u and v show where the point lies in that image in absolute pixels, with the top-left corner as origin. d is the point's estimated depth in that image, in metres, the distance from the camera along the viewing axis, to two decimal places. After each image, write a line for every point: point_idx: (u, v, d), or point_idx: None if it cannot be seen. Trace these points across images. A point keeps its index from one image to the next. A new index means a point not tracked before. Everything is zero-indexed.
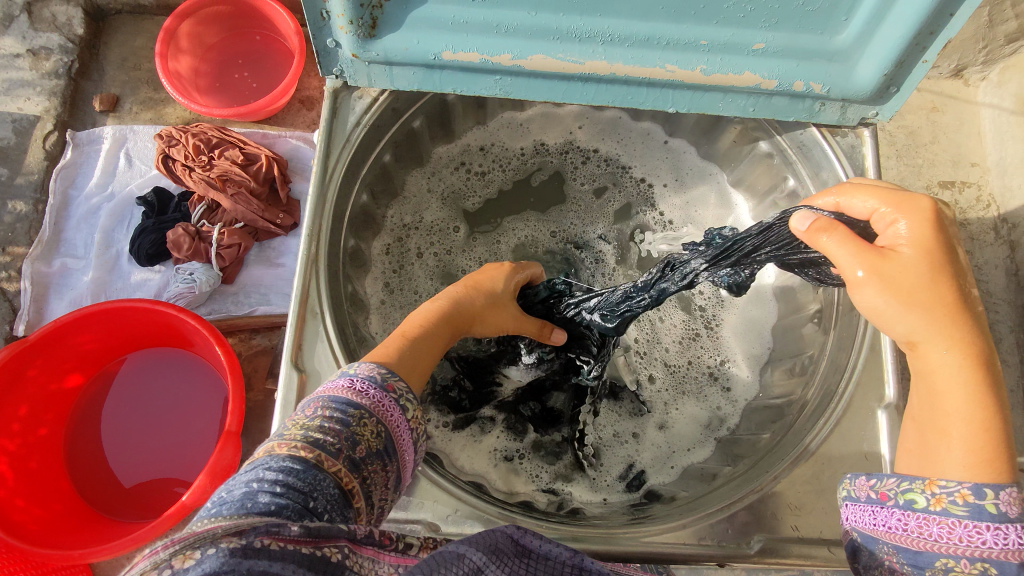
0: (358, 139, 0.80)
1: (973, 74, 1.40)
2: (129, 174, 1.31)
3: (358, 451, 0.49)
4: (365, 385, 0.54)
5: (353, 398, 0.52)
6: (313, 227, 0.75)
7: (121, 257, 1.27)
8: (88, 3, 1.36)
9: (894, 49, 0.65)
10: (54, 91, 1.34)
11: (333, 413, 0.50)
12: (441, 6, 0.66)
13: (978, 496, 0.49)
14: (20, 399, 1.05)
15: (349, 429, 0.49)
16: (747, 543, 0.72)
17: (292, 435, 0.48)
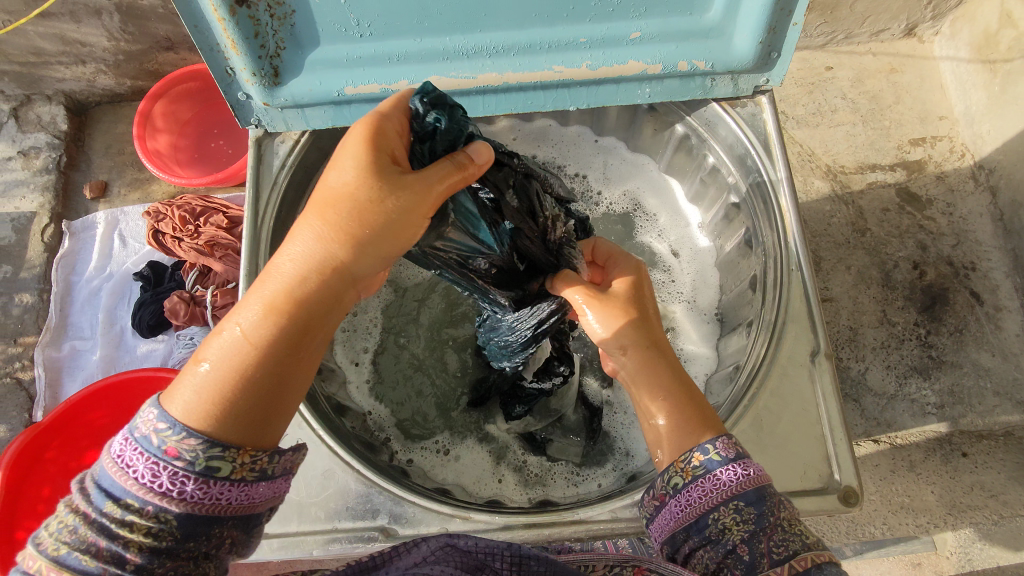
0: (285, 180, 0.83)
1: (926, 30, 1.41)
2: (124, 253, 1.37)
3: (134, 559, 0.44)
4: (137, 455, 0.46)
5: (119, 483, 0.46)
6: (251, 266, 0.79)
7: (125, 332, 1.32)
8: (69, 100, 1.44)
9: (762, 17, 0.71)
10: (46, 186, 1.41)
11: (100, 518, 0.45)
12: (338, 46, 0.75)
13: (705, 451, 0.58)
14: (39, 481, 1.09)
15: (125, 536, 0.44)
16: None
17: (47, 546, 0.44)
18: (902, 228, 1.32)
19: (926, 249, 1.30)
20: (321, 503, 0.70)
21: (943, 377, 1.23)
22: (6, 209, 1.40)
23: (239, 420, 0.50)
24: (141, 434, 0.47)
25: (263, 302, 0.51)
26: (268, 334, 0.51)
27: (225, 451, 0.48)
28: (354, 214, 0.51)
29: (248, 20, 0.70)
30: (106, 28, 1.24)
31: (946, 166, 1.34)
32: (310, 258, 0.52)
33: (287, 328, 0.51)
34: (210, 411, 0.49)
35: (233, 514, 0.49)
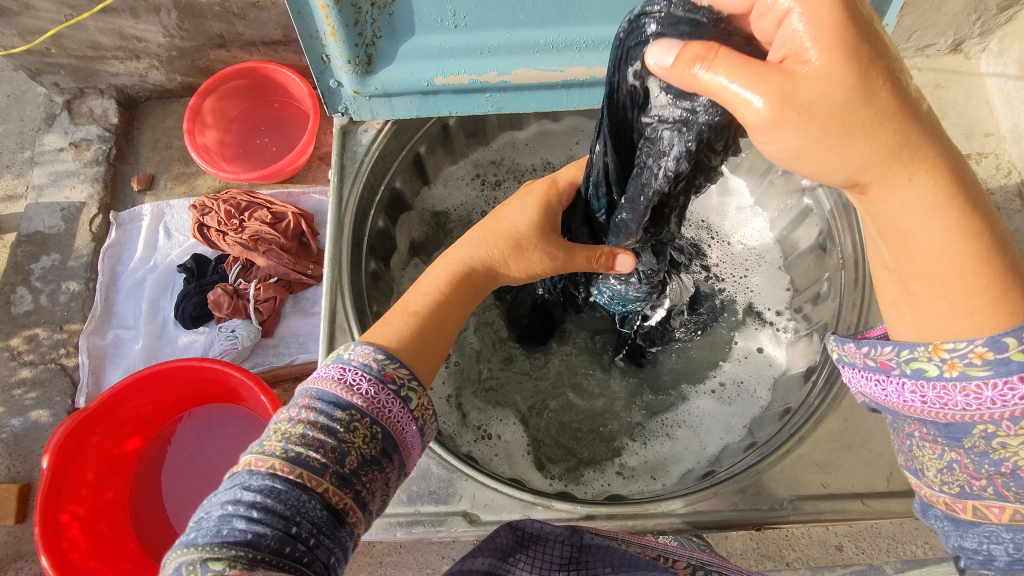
0: (368, 167, 0.85)
1: (973, 46, 1.39)
2: (169, 245, 1.40)
3: (350, 464, 0.51)
4: (359, 378, 0.55)
5: (346, 397, 0.53)
6: (335, 250, 0.80)
7: (168, 322, 1.35)
8: (121, 95, 1.47)
9: None
10: (96, 177, 1.44)
11: (329, 419, 0.51)
12: (428, 38, 0.76)
13: (997, 350, 0.47)
14: (87, 465, 1.11)
15: (347, 441, 0.51)
16: (781, 505, 0.72)
17: (272, 448, 0.49)
18: None
19: None
20: (403, 486, 0.72)
21: None
22: (55, 199, 1.43)
23: (427, 351, 0.64)
24: (359, 361, 0.57)
25: (454, 264, 0.71)
26: (457, 287, 0.70)
27: (415, 390, 0.57)
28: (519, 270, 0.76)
29: (350, 8, 0.71)
30: (163, 25, 1.27)
31: (992, 182, 1.33)
32: (473, 245, 0.73)
33: (468, 289, 0.71)
34: (403, 335, 0.63)
35: (401, 454, 0.56)
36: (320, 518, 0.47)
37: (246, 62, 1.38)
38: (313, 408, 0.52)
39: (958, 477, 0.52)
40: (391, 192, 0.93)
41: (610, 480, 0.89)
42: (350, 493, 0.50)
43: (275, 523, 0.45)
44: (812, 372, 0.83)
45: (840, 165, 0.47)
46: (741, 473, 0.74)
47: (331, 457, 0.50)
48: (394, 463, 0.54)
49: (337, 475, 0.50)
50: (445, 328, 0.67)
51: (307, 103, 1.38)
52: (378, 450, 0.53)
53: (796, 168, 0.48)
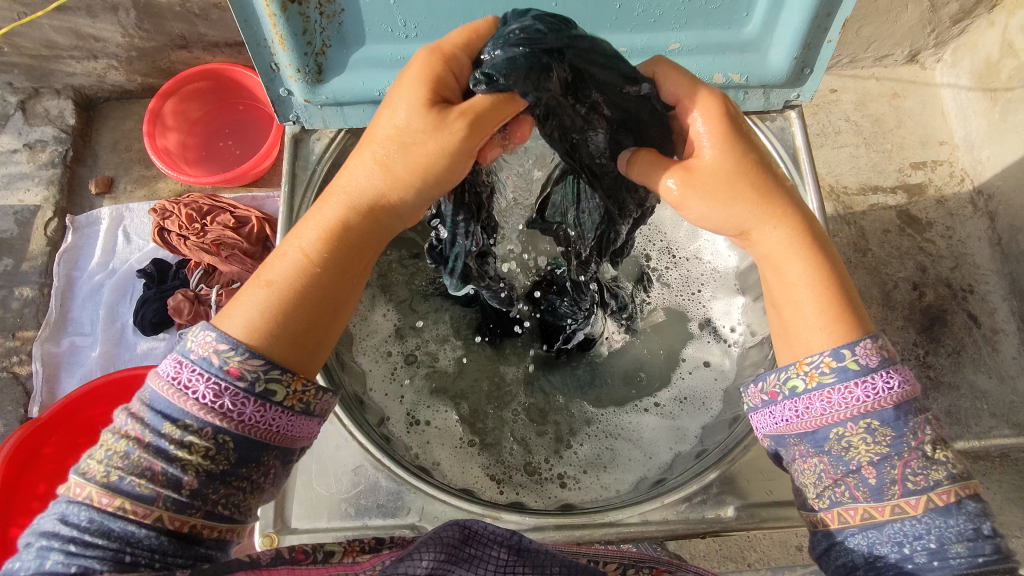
0: (322, 176, 0.82)
1: (928, 57, 1.44)
2: (128, 250, 1.36)
3: (190, 484, 0.50)
4: (194, 378, 0.51)
5: (177, 405, 0.51)
6: None
7: (126, 329, 1.31)
8: (78, 95, 1.44)
9: (798, 32, 0.76)
10: (52, 180, 1.40)
11: (159, 438, 0.50)
12: (379, 47, 0.76)
13: (839, 359, 0.57)
14: (37, 478, 1.07)
15: (183, 460, 0.50)
16: (724, 510, 0.74)
17: (93, 470, 0.49)
18: (903, 250, 1.34)
19: (925, 271, 1.32)
20: (351, 499, 0.71)
21: (942, 399, 1.25)
22: (9, 202, 1.39)
23: (303, 333, 0.56)
24: (200, 356, 0.52)
25: (322, 227, 0.58)
26: (327, 256, 0.58)
27: (283, 375, 0.54)
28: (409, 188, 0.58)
29: (298, 16, 0.72)
30: (121, 25, 1.24)
31: (946, 190, 1.37)
32: (351, 194, 0.58)
33: (346, 251, 0.58)
34: (262, 326, 0.55)
35: (281, 443, 0.55)
36: (160, 543, 0.48)
37: (209, 63, 1.36)
38: (140, 419, 0.51)
39: (827, 485, 0.58)
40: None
41: (564, 488, 0.89)
42: (200, 506, 0.50)
43: (103, 553, 0.47)
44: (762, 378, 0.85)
45: (695, 204, 0.62)
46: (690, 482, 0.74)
47: (167, 481, 0.49)
48: (255, 463, 0.53)
49: (174, 498, 0.49)
50: (329, 302, 0.58)
51: None
52: (231, 461, 0.52)
53: (701, 226, 0.64)
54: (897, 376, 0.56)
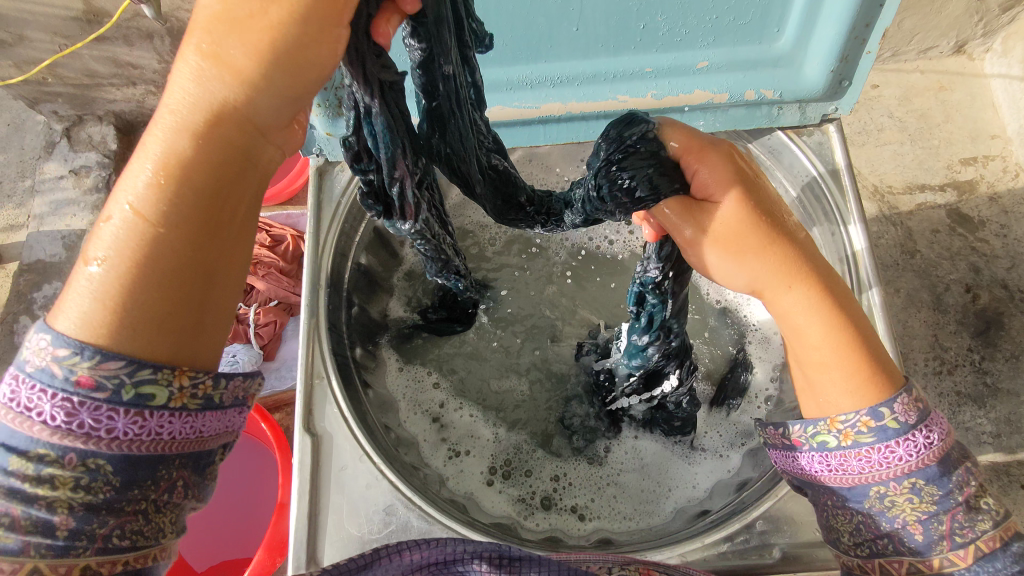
0: (347, 206, 0.85)
1: (976, 47, 1.37)
2: None
3: (65, 524, 0.36)
4: (25, 396, 0.36)
5: (16, 435, 0.36)
6: (313, 298, 0.79)
7: None
8: (120, 121, 1.48)
9: (833, 44, 0.76)
10: (96, 205, 1.45)
11: (5, 478, 0.35)
12: None
13: (877, 418, 0.53)
14: None
15: (48, 498, 0.36)
16: (768, 554, 0.70)
17: None
18: (953, 250, 1.28)
19: (979, 271, 1.26)
20: (383, 540, 0.69)
21: (1000, 407, 1.18)
22: (57, 226, 1.44)
23: (155, 334, 0.38)
24: (36, 368, 0.36)
25: (153, 165, 0.37)
26: (170, 208, 0.37)
27: (158, 374, 0.38)
28: (203, 136, 0.38)
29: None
30: (157, 52, 1.27)
31: (999, 186, 1.30)
32: (176, 114, 0.37)
33: (201, 199, 0.38)
34: (106, 322, 0.37)
35: (182, 450, 0.41)
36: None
37: None
38: None
39: (866, 538, 0.54)
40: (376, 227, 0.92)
41: (598, 517, 0.87)
42: (89, 545, 0.37)
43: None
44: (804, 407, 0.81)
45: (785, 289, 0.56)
46: (733, 521, 0.72)
47: (35, 527, 0.36)
48: (148, 481, 0.39)
49: (49, 543, 0.36)
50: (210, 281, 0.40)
51: None
52: (115, 486, 0.38)
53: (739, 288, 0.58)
54: (935, 430, 0.53)
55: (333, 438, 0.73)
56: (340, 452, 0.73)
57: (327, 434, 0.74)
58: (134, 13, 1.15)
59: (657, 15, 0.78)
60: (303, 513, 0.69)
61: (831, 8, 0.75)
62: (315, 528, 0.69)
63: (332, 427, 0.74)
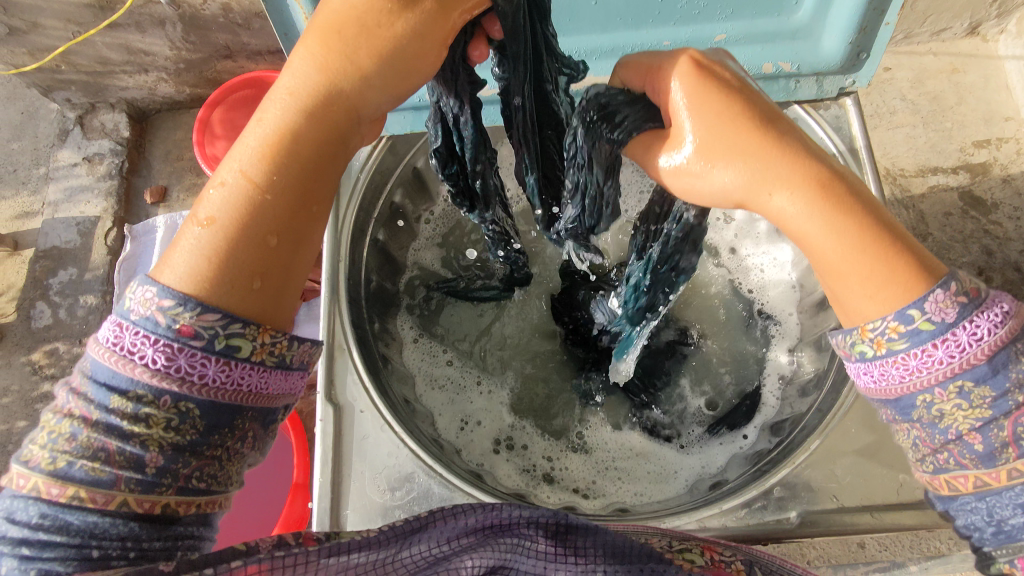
0: (365, 183, 0.85)
1: (989, 28, 1.35)
2: None
3: (154, 461, 0.44)
4: (127, 338, 0.43)
5: (120, 372, 0.43)
6: (333, 272, 0.80)
7: None
8: (132, 108, 1.49)
9: (853, 15, 0.74)
10: (110, 192, 1.46)
11: (108, 415, 0.43)
12: None
13: (906, 322, 0.49)
14: None
15: (139, 437, 0.43)
16: (785, 518, 0.72)
17: (44, 456, 0.43)
18: (966, 232, 1.27)
19: (992, 254, 1.26)
20: (405, 506, 0.71)
21: None
22: (71, 214, 1.46)
23: (260, 277, 0.47)
24: (141, 316, 0.44)
25: (271, 140, 0.48)
26: (276, 178, 0.48)
27: (246, 328, 0.45)
28: (315, 123, 0.48)
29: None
30: (169, 38, 1.28)
31: (1013, 168, 1.29)
32: (296, 100, 0.48)
33: (300, 173, 0.48)
34: (208, 274, 0.46)
35: (256, 405, 0.48)
36: (127, 531, 0.43)
37: (253, 71, 1.39)
38: (83, 393, 0.44)
39: (925, 453, 0.54)
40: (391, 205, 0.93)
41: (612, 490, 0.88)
42: (173, 482, 0.45)
43: (68, 553, 0.42)
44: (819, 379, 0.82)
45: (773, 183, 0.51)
46: (749, 488, 0.73)
47: (129, 462, 0.43)
48: (226, 428, 0.47)
49: (139, 478, 0.44)
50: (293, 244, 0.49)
51: None
52: (199, 430, 0.45)
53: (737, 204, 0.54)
54: (986, 319, 0.49)
55: (354, 408, 0.74)
56: (361, 422, 0.74)
57: (348, 404, 0.75)
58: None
59: None
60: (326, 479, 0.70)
61: None
62: (337, 495, 0.70)
63: (353, 397, 0.75)
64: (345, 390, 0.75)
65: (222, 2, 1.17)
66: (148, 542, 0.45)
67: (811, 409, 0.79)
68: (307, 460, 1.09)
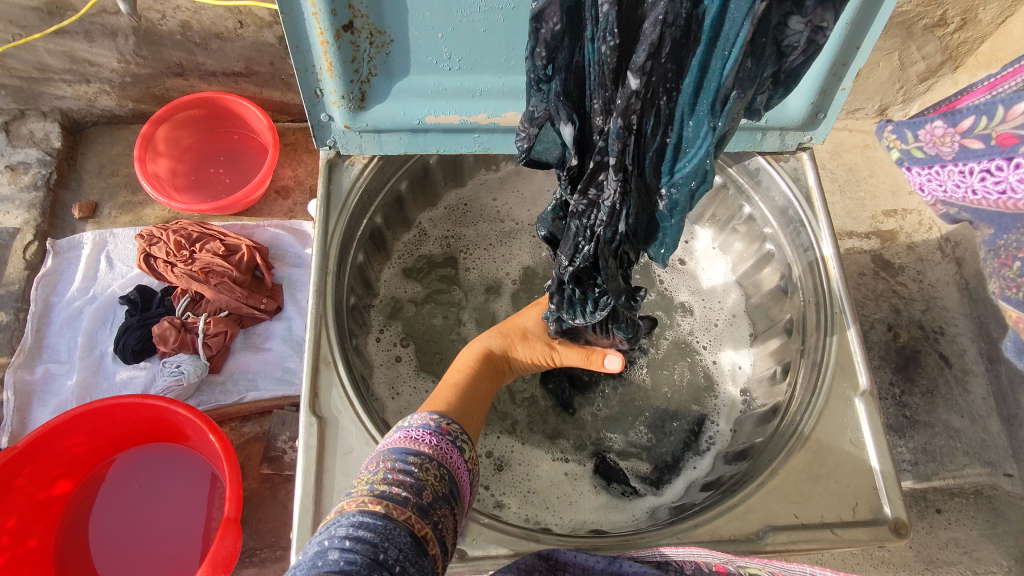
0: (355, 201, 0.85)
1: (897, 111, 1.43)
2: (110, 276, 1.33)
3: (428, 497, 0.53)
4: (422, 434, 0.59)
5: (415, 448, 0.57)
6: (319, 285, 0.79)
7: (105, 357, 1.27)
8: (65, 119, 1.42)
9: (816, 80, 0.78)
10: (33, 203, 1.37)
11: (405, 464, 0.55)
12: (421, 76, 0.74)
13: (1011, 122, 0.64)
14: (8, 510, 1.01)
15: (422, 479, 0.54)
16: (758, 534, 0.72)
17: (361, 492, 0.52)
18: (877, 292, 1.31)
19: (900, 312, 1.29)
20: None
21: (917, 437, 1.21)
22: None
23: (473, 412, 0.76)
24: (419, 421, 0.61)
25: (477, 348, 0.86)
26: (466, 376, 0.81)
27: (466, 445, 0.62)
28: (485, 363, 0.84)
29: (350, 44, 0.69)
30: (118, 50, 1.23)
31: (916, 237, 1.36)
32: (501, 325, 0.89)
33: (491, 373, 0.85)
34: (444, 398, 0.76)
35: (459, 483, 0.57)
36: (404, 539, 0.48)
37: (204, 92, 1.36)
38: (387, 460, 0.56)
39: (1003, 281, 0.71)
40: (372, 226, 0.93)
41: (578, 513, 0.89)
42: (423, 516, 0.51)
43: (365, 544, 0.46)
44: (776, 409, 0.86)
45: None
46: (716, 509, 0.74)
47: (408, 489, 0.52)
48: (457, 502, 0.56)
49: (417, 505, 0.51)
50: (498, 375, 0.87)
51: (267, 136, 1.37)
52: (446, 491, 0.55)
53: None
54: None
55: (337, 421, 0.74)
56: (345, 436, 0.73)
57: (332, 417, 0.74)
58: (102, 8, 1.12)
59: None
60: (309, 492, 0.69)
61: (821, 40, 0.75)
62: (318, 511, 0.69)
63: (338, 410, 0.74)
64: (330, 403, 0.74)
65: (182, 20, 1.15)
66: (399, 544, 0.48)
67: (776, 437, 0.81)
68: (241, 492, 1.03)
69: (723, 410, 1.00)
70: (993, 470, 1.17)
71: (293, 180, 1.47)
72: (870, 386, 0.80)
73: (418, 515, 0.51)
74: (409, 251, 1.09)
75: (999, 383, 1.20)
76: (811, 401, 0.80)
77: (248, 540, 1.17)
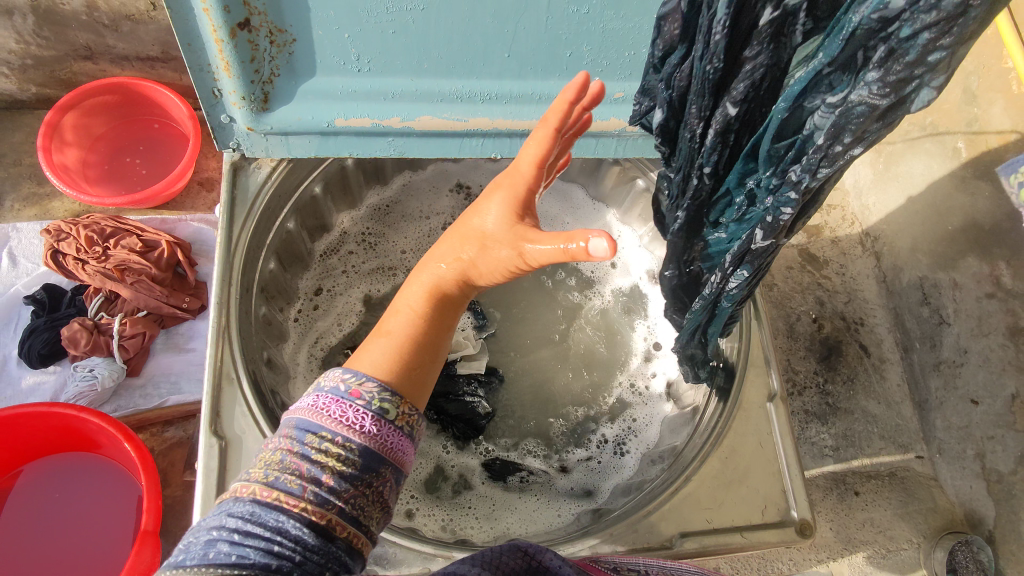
0: (262, 206, 0.81)
1: None
2: (14, 273, 1.24)
3: (328, 479, 0.49)
4: (328, 400, 0.53)
5: (319, 421, 0.52)
6: (221, 299, 0.76)
7: (10, 361, 1.18)
8: None
9: None
10: None
11: (303, 446, 0.50)
12: (329, 78, 0.71)
13: None
14: None
15: (322, 460, 0.50)
16: (670, 541, 0.74)
17: (258, 478, 0.49)
18: (803, 285, 1.35)
19: (823, 304, 1.33)
20: None
21: (839, 423, 1.25)
22: None
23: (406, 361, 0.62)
24: (331, 382, 0.55)
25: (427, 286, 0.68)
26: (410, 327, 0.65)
27: (392, 397, 0.55)
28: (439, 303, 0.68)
29: (247, 43, 0.65)
30: (16, 30, 1.14)
31: (839, 232, 1.40)
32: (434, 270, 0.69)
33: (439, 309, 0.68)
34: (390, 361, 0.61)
35: (385, 458, 0.53)
36: (304, 526, 0.46)
37: (117, 77, 1.28)
38: (292, 448, 0.50)
39: None
40: (285, 231, 0.90)
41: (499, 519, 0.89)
42: (328, 501, 0.48)
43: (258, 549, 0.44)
44: (696, 411, 0.87)
45: None
46: (632, 516, 0.75)
47: (301, 474, 0.49)
48: (373, 476, 0.51)
49: (315, 491, 0.48)
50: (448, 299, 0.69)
51: (188, 125, 1.30)
52: (353, 466, 0.50)
53: None
54: None
55: (241, 440, 0.71)
56: (250, 456, 0.70)
57: (236, 437, 0.71)
58: None
59: (581, 45, 0.73)
60: (209, 519, 0.66)
61: None
62: None
63: (242, 429, 0.71)
64: (233, 423, 0.71)
65: None
66: (294, 545, 0.46)
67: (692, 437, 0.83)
68: (160, 504, 0.98)
69: (648, 408, 1.01)
70: (905, 452, 1.23)
71: (217, 171, 1.41)
72: (780, 390, 0.83)
73: (317, 506, 0.48)
74: (332, 255, 1.05)
75: (913, 371, 1.27)
76: (724, 407, 0.82)
77: (169, 551, 1.12)
